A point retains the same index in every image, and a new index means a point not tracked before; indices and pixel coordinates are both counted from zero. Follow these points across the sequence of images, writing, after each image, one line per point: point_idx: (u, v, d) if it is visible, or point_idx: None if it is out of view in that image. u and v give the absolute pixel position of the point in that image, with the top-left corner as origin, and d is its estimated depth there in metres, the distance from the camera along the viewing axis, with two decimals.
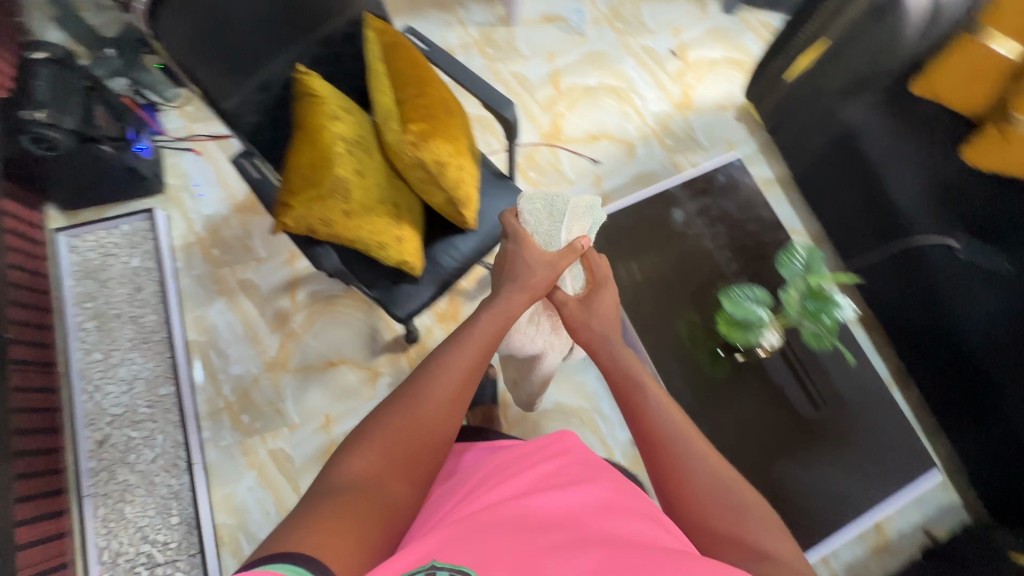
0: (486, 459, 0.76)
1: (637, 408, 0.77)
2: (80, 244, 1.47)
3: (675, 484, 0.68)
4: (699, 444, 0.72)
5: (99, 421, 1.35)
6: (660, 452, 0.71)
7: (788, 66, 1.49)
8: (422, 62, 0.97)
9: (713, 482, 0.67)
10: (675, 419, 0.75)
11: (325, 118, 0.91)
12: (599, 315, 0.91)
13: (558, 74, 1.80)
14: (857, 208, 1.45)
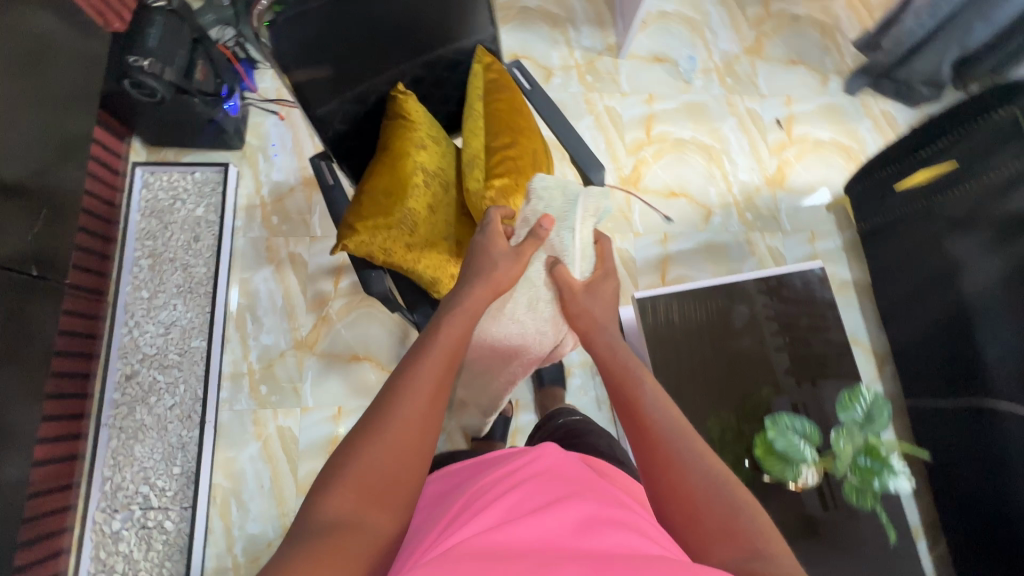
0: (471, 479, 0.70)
1: (631, 401, 0.71)
2: (153, 182, 1.52)
3: (665, 480, 0.62)
4: (693, 440, 0.65)
5: (131, 356, 1.40)
6: (657, 461, 0.63)
7: (902, 176, 1.39)
8: (521, 109, 0.94)
9: (706, 477, 0.61)
10: (675, 415, 0.68)
11: (413, 146, 0.89)
12: (603, 303, 0.86)
13: (653, 118, 1.73)
14: (938, 350, 1.34)
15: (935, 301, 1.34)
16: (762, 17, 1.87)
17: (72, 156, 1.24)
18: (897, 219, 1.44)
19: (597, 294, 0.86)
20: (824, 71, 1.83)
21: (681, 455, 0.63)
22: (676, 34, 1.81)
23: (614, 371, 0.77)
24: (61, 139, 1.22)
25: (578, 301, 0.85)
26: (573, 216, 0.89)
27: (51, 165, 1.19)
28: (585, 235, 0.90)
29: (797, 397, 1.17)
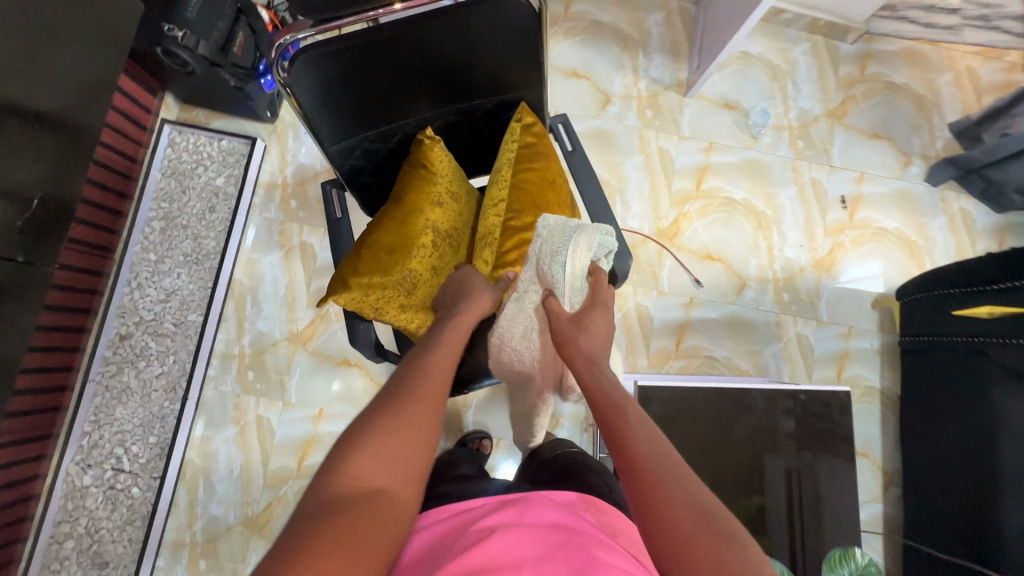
0: (454, 522, 0.66)
1: (614, 433, 0.64)
2: (179, 142, 1.48)
3: (652, 516, 0.55)
4: (679, 466, 0.59)
5: (128, 317, 1.40)
6: (640, 496, 0.57)
7: (963, 305, 1.25)
8: (552, 183, 0.87)
9: (696, 509, 0.55)
10: (658, 440, 0.62)
11: (434, 205, 0.83)
12: (591, 334, 0.75)
13: (707, 169, 1.60)
14: (954, 499, 1.24)
15: (961, 440, 1.23)
16: (854, 78, 1.68)
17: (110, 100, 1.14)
18: (944, 343, 1.31)
19: (585, 326, 0.76)
20: (908, 152, 1.66)
21: (666, 482, 0.57)
22: (754, 80, 1.65)
23: (598, 397, 0.69)
24: (101, 83, 1.11)
25: (563, 330, 0.76)
26: (566, 252, 0.77)
27: (84, 106, 1.09)
28: (579, 267, 0.77)
29: (793, 461, 1.14)
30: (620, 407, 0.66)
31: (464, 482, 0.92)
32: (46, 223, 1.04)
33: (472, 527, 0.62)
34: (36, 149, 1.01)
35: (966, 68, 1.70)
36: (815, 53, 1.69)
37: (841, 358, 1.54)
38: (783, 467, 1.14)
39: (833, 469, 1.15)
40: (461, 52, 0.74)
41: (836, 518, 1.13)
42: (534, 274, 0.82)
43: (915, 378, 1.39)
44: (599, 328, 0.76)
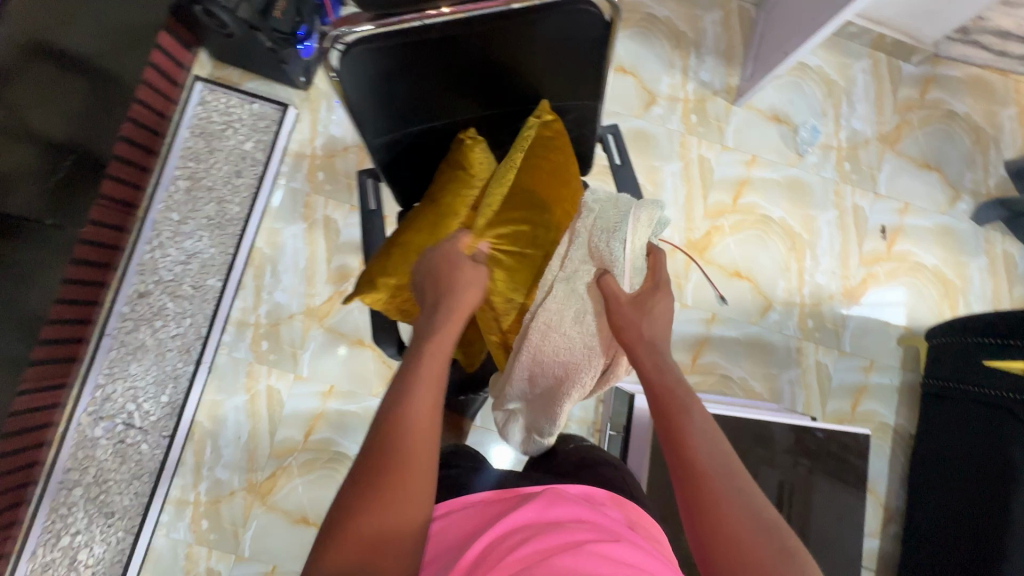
0: (478, 515, 0.66)
1: (677, 433, 0.67)
2: (210, 101, 1.44)
3: (708, 521, 0.61)
4: (739, 476, 0.64)
5: (148, 275, 1.39)
6: (697, 500, 0.63)
7: (997, 358, 1.21)
8: (568, 181, 0.84)
9: (753, 520, 0.60)
10: (719, 447, 0.66)
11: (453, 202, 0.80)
12: (652, 319, 0.74)
13: (746, 184, 1.55)
14: (955, 548, 1.23)
15: (974, 493, 1.22)
16: (913, 102, 1.60)
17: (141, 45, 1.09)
18: (968, 392, 1.28)
19: (648, 311, 0.74)
20: (958, 187, 1.59)
21: (725, 492, 0.62)
22: (808, 95, 1.58)
23: (662, 395, 0.71)
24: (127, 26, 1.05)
25: (624, 314, 0.73)
26: (626, 228, 0.75)
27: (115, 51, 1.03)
28: (636, 247, 0.76)
29: (786, 473, 1.18)
30: (685, 406, 0.69)
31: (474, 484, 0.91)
32: (76, 173, 1.00)
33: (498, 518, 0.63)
34: (70, 93, 0.95)
35: None
36: (876, 71, 1.61)
37: (858, 391, 1.51)
38: (776, 479, 1.17)
39: (823, 488, 1.20)
40: (522, 55, 0.71)
41: (817, 529, 1.18)
42: (586, 253, 0.77)
43: (933, 422, 1.37)
44: (661, 312, 0.75)
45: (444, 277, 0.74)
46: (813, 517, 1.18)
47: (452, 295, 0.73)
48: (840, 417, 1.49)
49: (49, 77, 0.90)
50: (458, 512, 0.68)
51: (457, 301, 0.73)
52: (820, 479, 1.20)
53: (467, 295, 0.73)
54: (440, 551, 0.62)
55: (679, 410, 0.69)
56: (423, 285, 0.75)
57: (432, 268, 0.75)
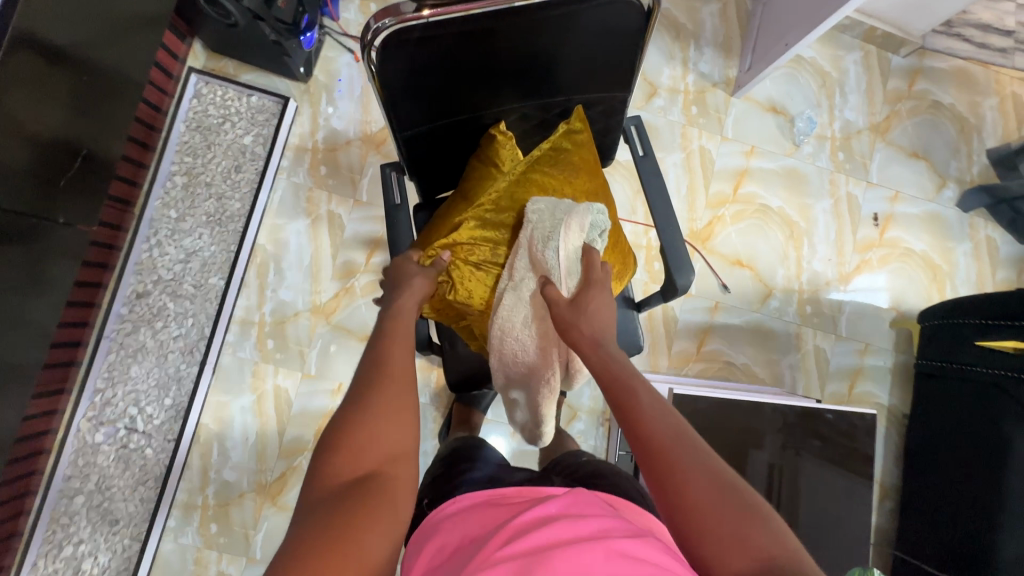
0: (492, 514, 0.66)
1: (628, 414, 0.64)
2: (205, 94, 1.40)
3: (672, 499, 0.57)
4: (698, 444, 0.61)
5: (146, 274, 1.35)
6: (659, 479, 0.58)
7: (989, 338, 1.27)
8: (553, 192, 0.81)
9: (717, 487, 0.57)
10: (673, 420, 0.62)
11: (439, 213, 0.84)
12: (591, 318, 0.73)
13: (746, 174, 1.58)
14: (952, 521, 1.29)
15: (969, 467, 1.28)
16: (902, 93, 1.66)
17: (138, 33, 1.05)
18: (962, 372, 1.34)
19: (585, 310, 0.73)
20: (944, 175, 1.66)
21: (684, 463, 0.58)
22: (803, 86, 1.62)
23: (610, 378, 0.68)
24: (124, 13, 1.00)
25: (562, 316, 0.73)
26: (558, 236, 0.74)
27: (112, 41, 0.99)
28: (570, 250, 0.75)
29: (775, 456, 1.22)
30: (630, 386, 0.66)
31: (502, 475, 0.92)
32: (71, 169, 0.97)
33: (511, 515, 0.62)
34: (71, 88, 0.92)
35: (1012, 94, 1.69)
36: (867, 63, 1.65)
37: (855, 373, 1.57)
38: (765, 461, 1.21)
39: (827, 466, 1.24)
40: (560, 47, 0.71)
41: (824, 505, 1.23)
42: (528, 261, 0.77)
43: (928, 401, 1.43)
44: (601, 307, 0.74)
45: (395, 279, 0.78)
46: (821, 494, 1.23)
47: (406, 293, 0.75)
48: (839, 399, 1.54)
49: (54, 74, 0.87)
50: (475, 513, 0.68)
51: (400, 295, 0.75)
52: (826, 458, 1.24)
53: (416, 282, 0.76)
54: (467, 542, 0.62)
55: (624, 392, 0.65)
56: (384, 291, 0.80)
57: (397, 269, 0.79)
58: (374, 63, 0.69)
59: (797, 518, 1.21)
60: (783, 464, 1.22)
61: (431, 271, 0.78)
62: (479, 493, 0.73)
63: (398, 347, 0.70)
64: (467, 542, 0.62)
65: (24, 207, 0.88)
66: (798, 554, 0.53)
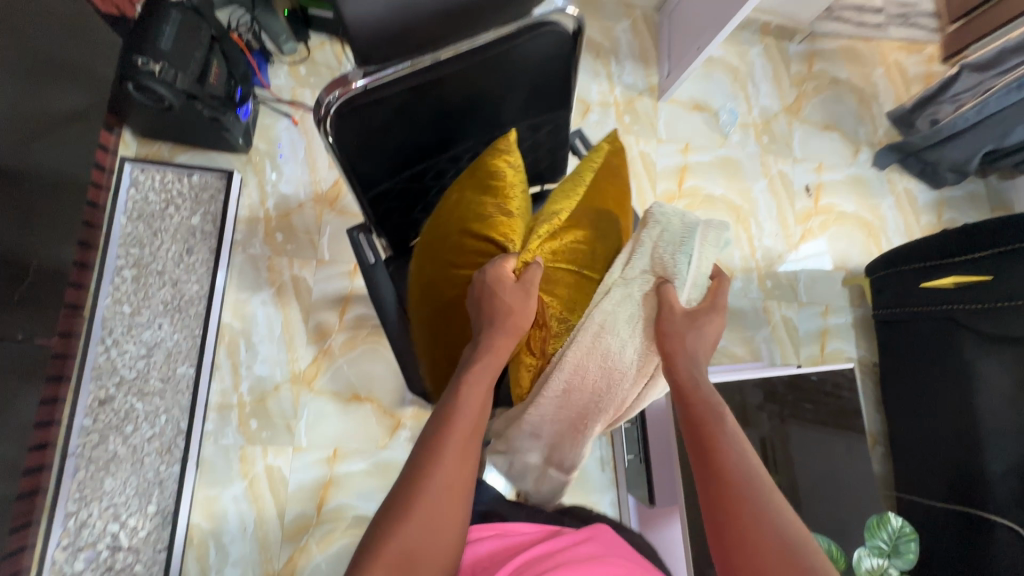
0: (503, 552, 0.59)
1: (708, 445, 0.62)
2: (143, 181, 1.36)
3: (737, 545, 0.57)
4: (774, 498, 0.59)
5: (106, 379, 1.26)
6: (729, 521, 0.58)
7: (929, 277, 1.40)
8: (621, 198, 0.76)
9: (784, 548, 0.55)
10: (753, 464, 0.61)
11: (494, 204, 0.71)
12: (702, 341, 0.66)
13: (686, 170, 1.68)
14: (941, 454, 1.36)
15: (940, 397, 1.38)
16: (805, 75, 1.82)
17: (43, 138, 1.05)
18: (913, 313, 1.45)
19: (701, 331, 0.65)
20: (857, 141, 1.82)
21: (759, 517, 0.57)
22: (719, 83, 1.75)
23: (695, 408, 0.65)
24: (29, 120, 1.01)
25: (677, 327, 0.64)
26: (693, 245, 0.65)
27: (19, 152, 0.99)
28: (704, 263, 0.66)
29: (765, 430, 1.26)
30: (719, 417, 0.64)
31: None
32: None
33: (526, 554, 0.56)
34: None
35: (895, 62, 1.90)
36: (768, 54, 1.81)
37: (822, 334, 1.67)
38: (757, 437, 1.25)
39: (818, 429, 1.30)
40: (502, 81, 0.75)
41: (822, 464, 1.28)
42: (644, 261, 0.66)
43: (889, 345, 1.54)
44: (712, 336, 0.67)
45: (486, 306, 0.67)
46: (817, 453, 1.29)
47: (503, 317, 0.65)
48: (814, 361, 1.63)
49: None
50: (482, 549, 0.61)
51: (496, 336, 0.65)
52: (814, 422, 1.30)
53: (512, 320, 0.65)
54: None
55: (712, 420, 0.64)
56: (471, 307, 0.70)
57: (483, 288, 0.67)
58: (330, 133, 0.71)
59: (804, 480, 1.26)
60: (777, 436, 1.27)
61: (527, 285, 0.66)
62: (488, 525, 0.65)
63: (456, 449, 0.58)
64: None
65: None
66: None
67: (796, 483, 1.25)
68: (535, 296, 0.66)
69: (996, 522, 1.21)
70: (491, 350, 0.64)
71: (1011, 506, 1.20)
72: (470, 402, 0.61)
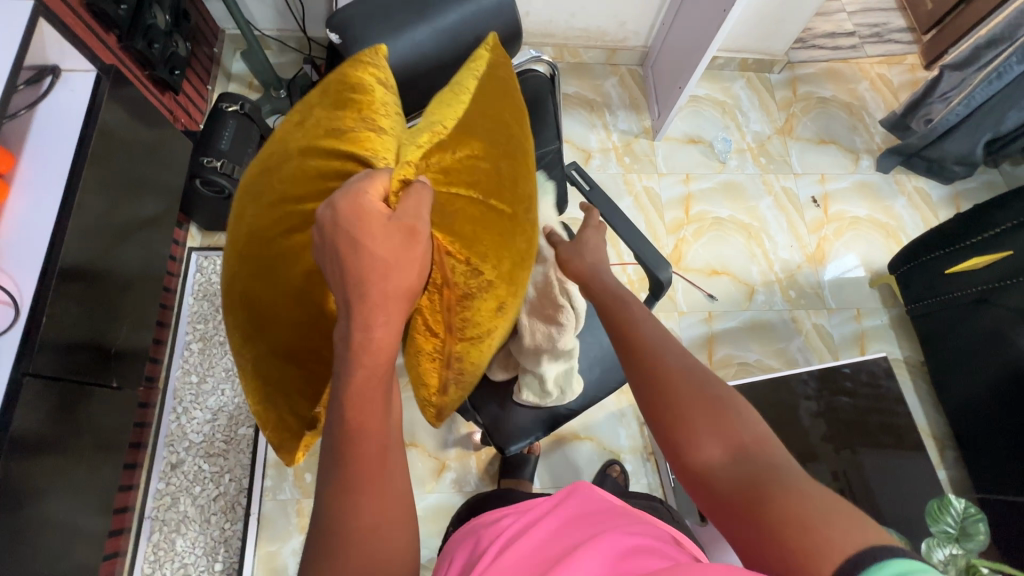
0: (501, 520, 0.70)
1: (620, 318, 0.69)
2: (207, 266, 1.56)
3: (650, 389, 0.60)
4: (680, 347, 0.63)
5: (177, 444, 1.39)
6: (640, 369, 0.62)
7: (952, 262, 1.40)
8: (513, 118, 0.73)
9: (693, 379, 0.58)
10: (658, 325, 0.67)
11: (358, 126, 0.64)
12: (591, 252, 0.84)
13: (691, 198, 1.77)
14: (1008, 440, 1.29)
15: (993, 385, 1.32)
16: (790, 99, 1.94)
17: (129, 238, 1.26)
18: (949, 303, 1.43)
19: (583, 245, 0.85)
20: (855, 150, 1.89)
21: (663, 361, 0.61)
22: (708, 117, 1.89)
23: (603, 299, 0.74)
24: (122, 224, 1.23)
25: (568, 252, 0.84)
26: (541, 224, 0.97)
27: (111, 249, 1.20)
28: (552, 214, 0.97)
29: (835, 463, 1.35)
30: (624, 301, 0.72)
31: None
32: (82, 357, 1.11)
33: (514, 520, 0.67)
34: (78, 293, 1.08)
35: (878, 75, 2.00)
36: (751, 86, 1.95)
37: (860, 338, 1.64)
38: (828, 470, 1.34)
39: (874, 445, 1.38)
40: None
41: (882, 469, 1.35)
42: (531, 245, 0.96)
43: (929, 339, 1.51)
44: (591, 244, 0.85)
45: (348, 246, 0.54)
46: (877, 465, 1.36)
47: (369, 259, 0.53)
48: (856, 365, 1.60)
49: (71, 291, 1.06)
50: (488, 521, 0.72)
51: (366, 282, 0.53)
52: (865, 457, 1.37)
53: (392, 281, 0.53)
54: (474, 548, 0.67)
55: (618, 301, 0.72)
56: (323, 251, 0.56)
57: (334, 227, 0.55)
58: None
59: (877, 480, 1.34)
60: (849, 467, 1.35)
61: (406, 206, 0.56)
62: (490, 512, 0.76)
63: (366, 481, 0.52)
64: (476, 553, 0.65)
65: (54, 373, 1.03)
66: (772, 440, 0.53)
67: (870, 487, 1.33)
68: (422, 234, 0.55)
69: None
70: (369, 343, 0.53)
71: None
72: (363, 423, 0.53)
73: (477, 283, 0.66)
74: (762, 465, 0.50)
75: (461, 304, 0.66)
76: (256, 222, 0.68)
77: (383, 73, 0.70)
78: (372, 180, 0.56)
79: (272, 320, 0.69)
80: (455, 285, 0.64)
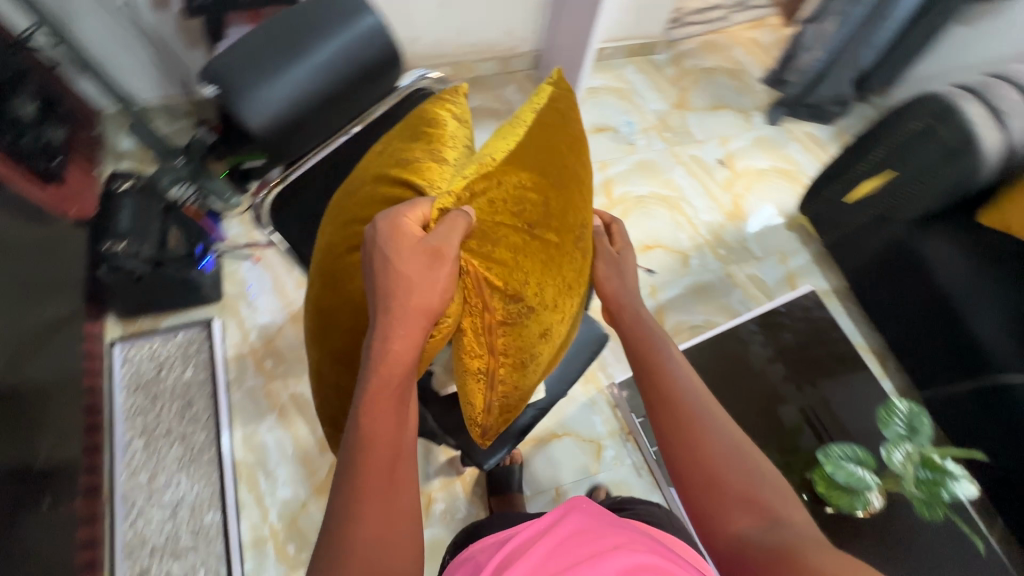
0: (494, 546, 0.68)
1: (655, 367, 0.76)
2: (134, 355, 1.45)
3: (690, 456, 0.68)
4: (723, 420, 0.71)
5: (139, 552, 1.28)
6: (681, 432, 0.69)
7: (849, 190, 1.52)
8: (572, 149, 0.74)
9: (732, 452, 0.67)
10: (696, 389, 0.74)
11: (425, 157, 0.74)
12: (627, 278, 0.87)
13: (611, 183, 1.84)
14: (934, 338, 1.41)
15: (909, 292, 1.45)
16: (679, 74, 2.07)
17: (34, 344, 1.16)
18: (855, 229, 1.56)
19: (624, 268, 0.87)
20: (745, 109, 2.03)
21: (706, 429, 0.69)
22: (610, 104, 1.98)
23: (635, 344, 0.80)
24: (23, 331, 1.13)
25: (606, 267, 0.86)
26: None
27: (15, 360, 1.09)
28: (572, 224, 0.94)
29: (802, 400, 1.43)
30: (663, 351, 0.78)
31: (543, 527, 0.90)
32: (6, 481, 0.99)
33: (509, 545, 0.66)
34: None
35: (749, 39, 2.17)
36: (641, 69, 2.06)
37: (790, 278, 1.75)
38: (796, 409, 1.42)
39: (825, 376, 1.47)
40: None
41: (837, 395, 1.44)
42: None
43: (847, 264, 1.63)
44: (631, 267, 0.89)
45: (384, 267, 0.60)
46: (833, 392, 1.44)
47: (400, 277, 0.59)
48: None
49: None
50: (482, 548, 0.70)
51: (398, 294, 0.59)
52: (826, 389, 1.45)
53: (415, 298, 0.58)
54: None
55: (653, 351, 0.78)
56: (367, 271, 0.63)
57: (376, 250, 0.61)
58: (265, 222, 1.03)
59: (840, 405, 1.43)
60: (815, 403, 1.43)
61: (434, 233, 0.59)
62: (482, 539, 0.74)
63: (376, 490, 0.57)
64: None
65: None
66: (799, 520, 0.62)
67: (837, 416, 1.41)
68: (448, 256, 0.58)
69: (1009, 380, 1.25)
70: (386, 354, 0.59)
71: (1008, 360, 1.26)
72: (376, 435, 0.58)
73: (517, 310, 0.65)
74: (793, 538, 0.59)
75: (503, 330, 0.65)
76: (329, 242, 0.78)
77: (456, 113, 0.82)
78: (415, 206, 0.61)
79: (333, 329, 0.76)
80: (495, 310, 0.63)
